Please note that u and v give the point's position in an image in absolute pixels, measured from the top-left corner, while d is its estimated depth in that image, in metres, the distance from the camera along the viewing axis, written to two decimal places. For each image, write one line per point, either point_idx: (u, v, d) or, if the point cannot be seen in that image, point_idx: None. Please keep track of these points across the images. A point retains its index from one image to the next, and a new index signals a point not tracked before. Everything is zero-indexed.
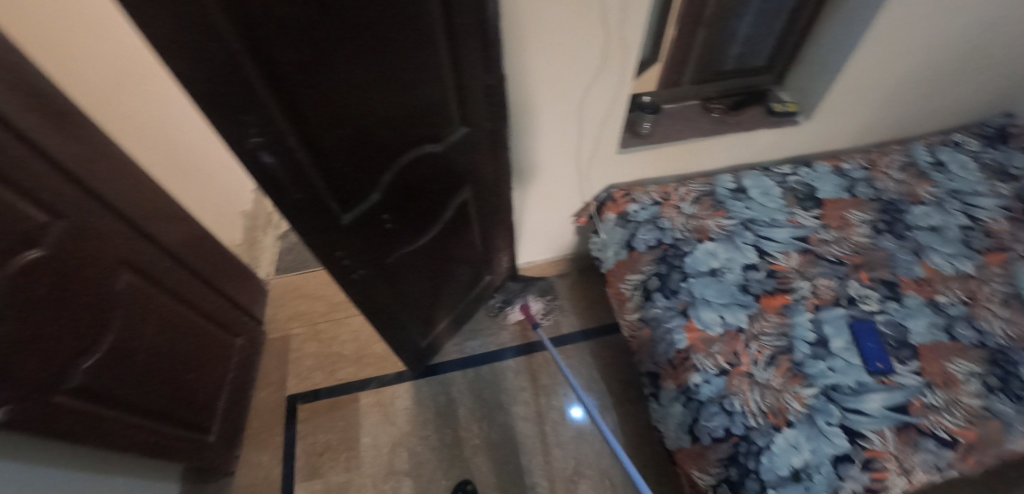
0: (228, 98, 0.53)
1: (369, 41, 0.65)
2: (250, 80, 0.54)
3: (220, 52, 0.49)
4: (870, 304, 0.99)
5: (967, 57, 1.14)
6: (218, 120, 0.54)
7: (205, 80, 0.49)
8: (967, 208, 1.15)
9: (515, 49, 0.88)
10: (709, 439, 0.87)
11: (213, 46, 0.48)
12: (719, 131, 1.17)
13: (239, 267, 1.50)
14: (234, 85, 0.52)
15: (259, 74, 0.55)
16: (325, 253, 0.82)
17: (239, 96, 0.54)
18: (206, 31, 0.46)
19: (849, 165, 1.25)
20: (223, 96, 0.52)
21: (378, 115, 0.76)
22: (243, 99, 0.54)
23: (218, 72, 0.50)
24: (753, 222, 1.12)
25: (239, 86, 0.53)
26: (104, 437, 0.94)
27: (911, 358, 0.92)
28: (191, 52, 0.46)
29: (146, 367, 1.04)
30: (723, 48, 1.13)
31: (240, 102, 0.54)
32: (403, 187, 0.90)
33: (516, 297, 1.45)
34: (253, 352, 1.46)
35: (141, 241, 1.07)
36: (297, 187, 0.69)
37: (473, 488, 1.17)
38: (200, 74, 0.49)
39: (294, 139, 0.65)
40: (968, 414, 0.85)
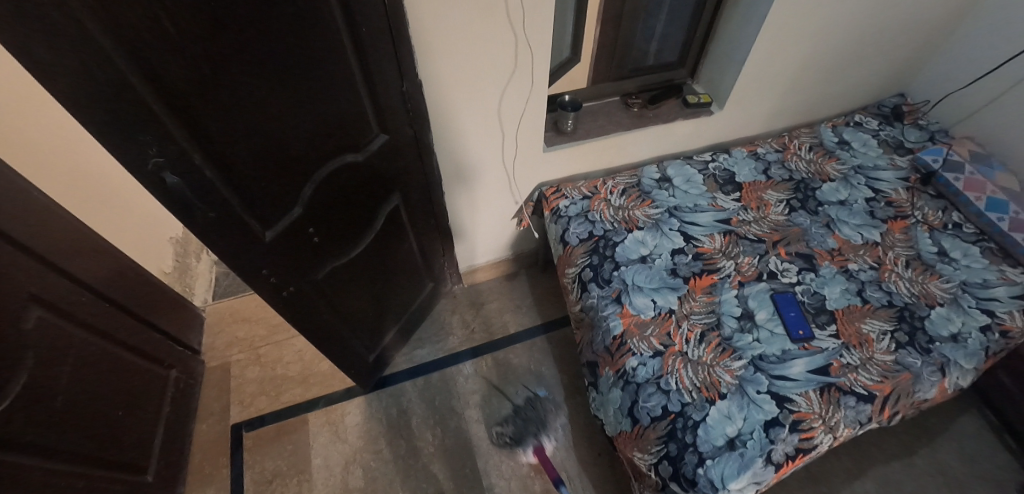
0: (116, 115, 0.51)
1: (268, 49, 0.63)
2: (140, 95, 0.52)
3: (106, 70, 0.47)
4: (789, 276, 1.06)
5: (858, 43, 1.23)
6: (112, 140, 0.52)
7: (81, 95, 0.47)
8: (870, 182, 1.25)
9: (429, 54, 0.88)
10: (648, 418, 0.89)
11: (96, 65, 0.46)
12: (640, 124, 1.21)
13: (168, 294, 1.42)
14: (128, 104, 0.51)
15: (148, 88, 0.52)
16: (249, 272, 0.79)
17: (133, 113, 0.52)
18: (81, 43, 0.44)
19: (764, 150, 1.33)
20: (117, 114, 0.51)
21: (289, 126, 0.73)
22: (139, 117, 0.53)
23: (97, 86, 0.47)
24: (678, 209, 1.17)
25: (134, 105, 0.51)
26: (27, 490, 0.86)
27: (829, 323, 0.99)
28: (63, 66, 0.44)
29: (69, 408, 0.97)
30: (639, 46, 1.18)
31: (134, 121, 0.52)
32: (327, 199, 0.88)
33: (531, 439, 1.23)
34: (191, 384, 1.38)
35: (53, 274, 1.00)
36: (208, 205, 0.66)
37: None
38: (84, 92, 0.47)
39: (201, 157, 0.62)
40: (882, 369, 0.93)
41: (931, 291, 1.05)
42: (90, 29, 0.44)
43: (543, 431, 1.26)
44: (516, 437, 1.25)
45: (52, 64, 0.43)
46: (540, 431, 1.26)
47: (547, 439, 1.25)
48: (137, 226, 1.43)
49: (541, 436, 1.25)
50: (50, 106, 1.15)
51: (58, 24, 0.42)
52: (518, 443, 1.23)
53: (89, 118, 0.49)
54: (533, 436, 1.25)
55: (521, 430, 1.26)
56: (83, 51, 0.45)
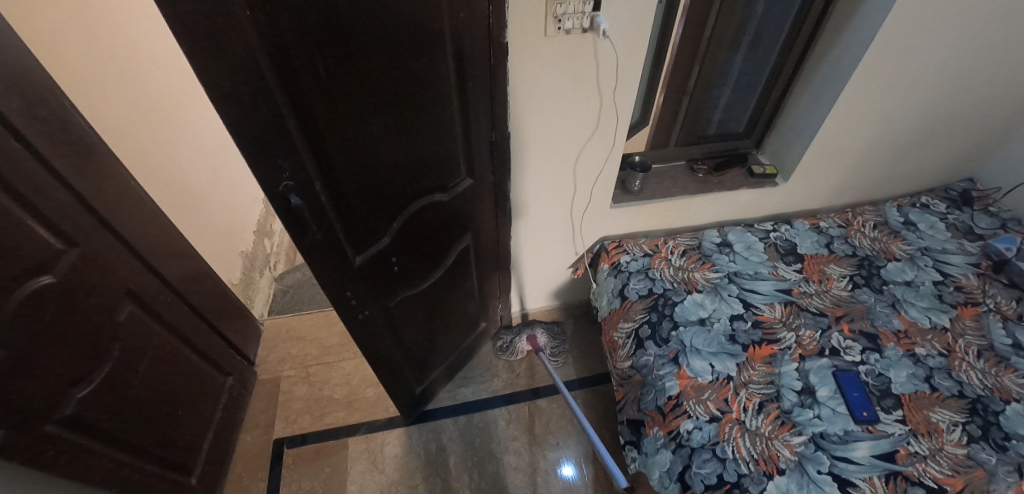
0: (267, 147, 0.59)
1: (392, 102, 0.73)
2: (290, 130, 0.61)
3: (269, 106, 0.56)
4: (853, 354, 1.04)
5: (926, 126, 1.25)
6: (259, 163, 0.60)
7: (248, 127, 0.55)
8: (938, 265, 1.23)
9: (518, 110, 0.97)
10: (701, 486, 0.87)
11: (265, 102, 0.55)
12: (705, 190, 1.26)
13: (236, 304, 1.51)
14: (277, 134, 0.59)
15: (297, 123, 0.62)
16: (336, 294, 0.86)
17: (280, 143, 0.60)
18: (256, 85, 0.53)
19: (827, 224, 1.33)
20: (269, 143, 0.59)
21: (394, 169, 0.82)
22: (283, 147, 0.61)
23: (261, 120, 0.56)
24: (738, 275, 1.18)
25: (283, 137, 0.60)
26: (84, 473, 0.90)
27: (895, 407, 0.95)
28: (241, 101, 0.53)
29: (137, 400, 1.03)
30: (707, 116, 1.25)
31: (278, 152, 0.61)
32: (410, 235, 0.95)
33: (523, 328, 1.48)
34: (243, 394, 1.44)
35: (148, 274, 1.10)
36: (319, 230, 0.74)
37: None
38: (251, 123, 0.56)
39: (321, 185, 0.71)
40: (953, 462, 0.88)
41: (1006, 385, 0.99)
42: (265, 71, 0.53)
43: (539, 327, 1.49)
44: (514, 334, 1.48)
45: (234, 99, 0.52)
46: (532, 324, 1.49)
47: (538, 329, 1.47)
48: (218, 230, 1.54)
49: (533, 327, 1.48)
50: (159, 121, 1.30)
51: (241, 64, 0.50)
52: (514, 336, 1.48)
53: (248, 143, 0.57)
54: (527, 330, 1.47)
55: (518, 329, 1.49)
56: (256, 88, 0.53)
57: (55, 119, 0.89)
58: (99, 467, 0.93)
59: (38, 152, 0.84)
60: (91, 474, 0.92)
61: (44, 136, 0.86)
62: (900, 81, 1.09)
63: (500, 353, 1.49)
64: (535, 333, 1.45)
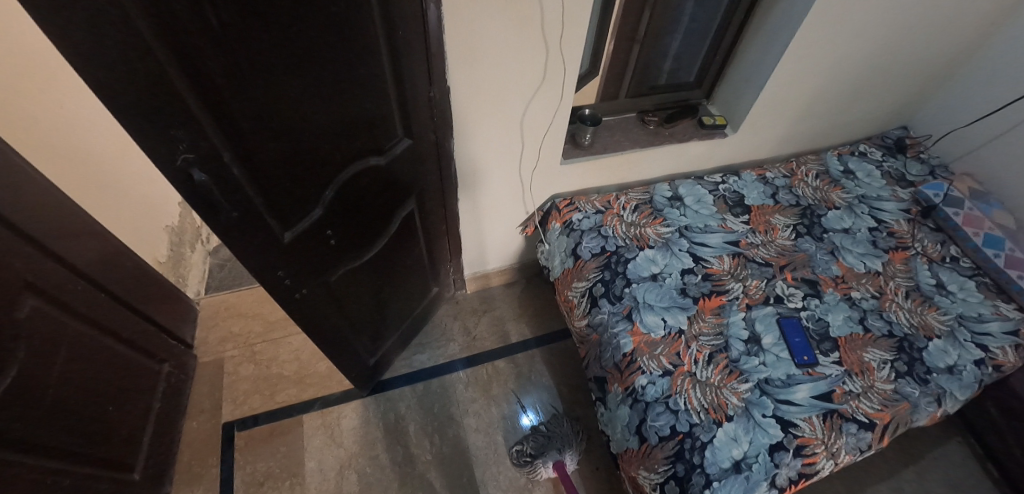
0: (156, 112, 0.50)
1: (303, 48, 0.63)
2: (181, 92, 0.51)
3: (148, 64, 0.46)
4: (795, 301, 1.07)
5: (868, 77, 1.27)
6: (143, 133, 0.50)
7: (126, 92, 0.46)
8: (873, 212, 1.28)
9: (458, 62, 0.89)
10: (656, 438, 0.89)
11: (140, 59, 0.46)
12: (655, 142, 1.23)
13: (163, 285, 1.37)
14: (164, 97, 0.50)
15: (188, 84, 0.52)
16: (265, 272, 0.78)
17: (169, 110, 0.51)
18: (129, 37, 0.43)
19: (773, 174, 1.35)
20: (154, 110, 0.50)
21: (318, 128, 0.74)
22: (173, 111, 0.52)
23: (143, 82, 0.47)
24: (688, 229, 1.18)
25: (172, 101, 0.51)
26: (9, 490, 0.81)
27: (832, 350, 1.00)
28: (115, 60, 0.44)
29: (57, 403, 0.92)
30: (657, 65, 1.20)
31: (169, 118, 0.52)
32: (346, 202, 0.88)
33: (549, 451, 1.13)
34: (183, 379, 1.35)
35: (50, 262, 0.97)
36: (232, 204, 0.65)
37: None
38: (125, 85, 0.46)
39: (230, 154, 0.62)
40: (882, 398, 0.94)
41: (929, 322, 1.07)
42: (134, 19, 0.43)
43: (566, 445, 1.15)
44: (538, 453, 1.14)
45: (96, 56, 0.42)
46: (565, 445, 1.14)
47: (571, 454, 1.13)
48: (133, 205, 1.37)
49: (566, 451, 1.13)
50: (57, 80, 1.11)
51: (100, 13, 0.40)
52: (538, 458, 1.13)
53: (125, 109, 0.47)
54: (554, 453, 1.12)
55: (541, 446, 1.14)
56: (126, 41, 0.43)
57: None
58: (26, 480, 0.84)
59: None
60: (19, 488, 0.83)
61: None
62: (847, 31, 1.09)
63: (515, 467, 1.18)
64: (566, 465, 1.12)
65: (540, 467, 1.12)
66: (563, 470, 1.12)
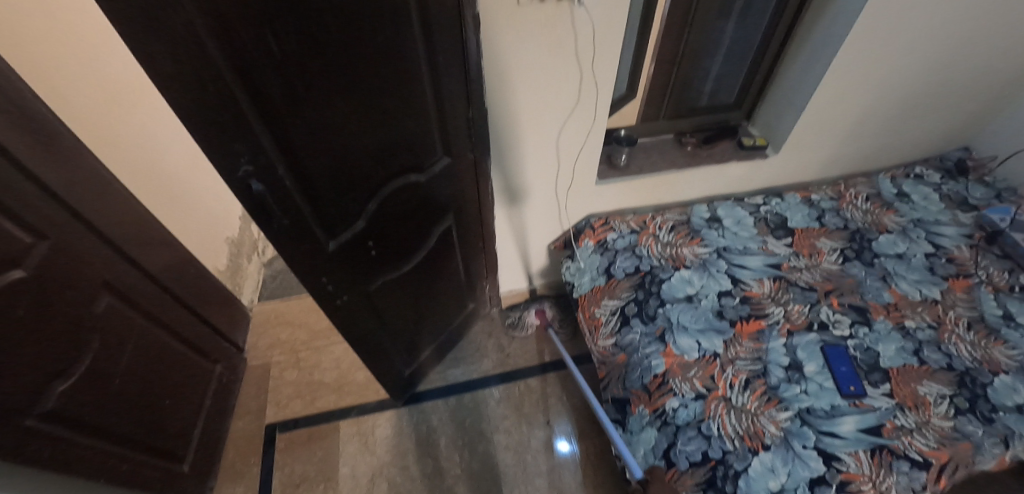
0: (224, 128, 0.56)
1: (353, 75, 0.69)
2: (244, 112, 0.57)
3: (216, 85, 0.52)
4: (841, 328, 1.03)
5: (922, 95, 1.21)
6: (211, 148, 0.56)
7: (199, 112, 0.52)
8: (930, 237, 1.21)
9: (496, 85, 0.93)
10: (686, 463, 0.87)
11: (210, 82, 0.51)
12: (693, 164, 1.22)
13: (221, 291, 1.48)
14: (229, 115, 0.56)
15: (251, 104, 0.58)
16: (311, 279, 0.84)
17: (234, 127, 0.57)
18: (202, 63, 0.49)
19: (818, 196, 1.31)
20: (220, 127, 0.55)
21: (364, 147, 0.79)
22: (237, 128, 0.57)
23: (213, 102, 0.53)
24: (727, 251, 1.16)
25: (237, 118, 0.57)
26: (72, 468, 0.90)
27: (882, 381, 0.95)
28: (192, 86, 0.50)
29: (121, 393, 1.01)
30: (697, 87, 1.20)
31: (234, 134, 0.58)
32: (387, 217, 0.93)
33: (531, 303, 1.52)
34: (233, 381, 1.43)
35: (124, 264, 1.07)
36: (285, 212, 0.71)
37: None
38: (199, 105, 0.52)
39: (284, 168, 0.68)
40: (939, 435, 0.88)
41: (995, 357, 0.99)
42: (207, 46, 0.49)
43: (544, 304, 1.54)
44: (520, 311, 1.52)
45: (176, 81, 0.48)
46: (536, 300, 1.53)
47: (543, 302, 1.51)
48: (200, 211, 1.49)
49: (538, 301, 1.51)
50: (138, 104, 1.24)
51: (181, 42, 0.46)
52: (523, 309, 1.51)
53: (200, 127, 0.53)
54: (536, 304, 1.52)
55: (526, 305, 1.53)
56: (197, 64, 0.49)
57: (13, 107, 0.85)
58: (87, 461, 0.93)
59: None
60: (81, 468, 0.91)
61: (6, 128, 0.83)
62: (896, 47, 1.05)
63: (510, 329, 1.53)
64: (542, 307, 1.49)
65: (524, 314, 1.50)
66: (541, 313, 1.48)
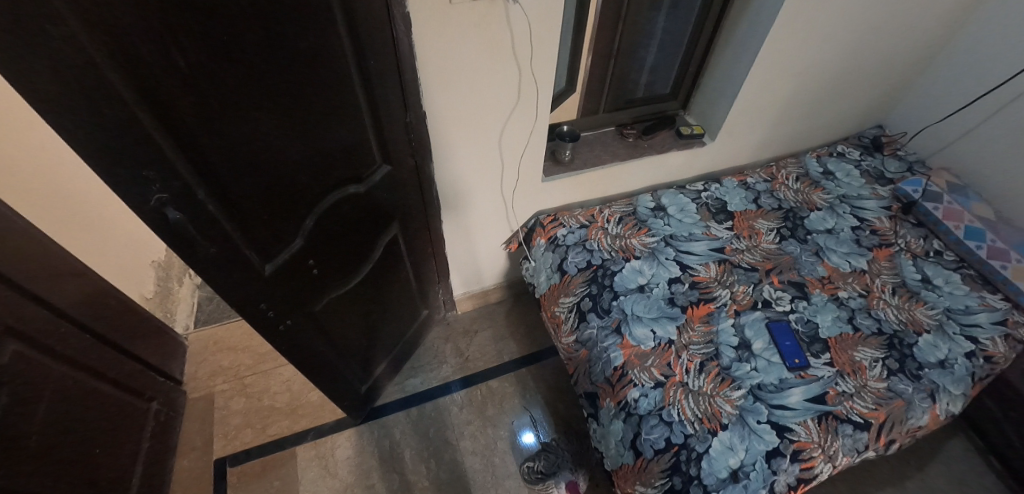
0: (128, 152, 0.50)
1: (275, 86, 0.64)
2: (151, 134, 0.52)
3: (116, 107, 0.47)
4: (783, 304, 1.08)
5: (839, 80, 1.30)
6: (114, 174, 0.50)
7: (92, 135, 0.47)
8: (855, 211, 1.29)
9: (435, 87, 0.90)
10: (651, 451, 0.89)
11: (110, 105, 0.47)
12: (635, 155, 1.24)
13: (151, 322, 1.35)
14: (133, 139, 0.50)
15: (158, 126, 0.53)
16: (247, 306, 0.78)
17: (141, 152, 0.52)
18: (93, 81, 0.44)
19: (754, 179, 1.37)
20: (123, 151, 0.50)
21: (293, 161, 0.74)
22: (142, 152, 0.52)
23: (111, 124, 0.48)
24: (674, 238, 1.19)
25: (142, 140, 0.51)
26: None
27: (823, 351, 1.00)
28: (81, 109, 0.44)
29: (42, 447, 0.91)
30: (633, 78, 1.22)
31: (138, 159, 0.52)
32: (327, 231, 0.88)
33: (563, 469, 1.18)
34: (172, 417, 1.32)
35: (32, 305, 0.95)
36: (209, 238, 0.65)
37: None
38: (92, 131, 0.46)
39: (205, 192, 0.62)
40: (876, 396, 0.94)
41: (918, 317, 1.07)
42: (100, 65, 0.44)
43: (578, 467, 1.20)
44: (550, 472, 1.18)
45: (64, 103, 0.43)
46: (575, 464, 1.19)
47: (583, 475, 1.18)
48: (118, 234, 1.35)
49: (577, 470, 1.18)
50: (34, 128, 1.10)
51: (64, 60, 0.41)
52: (552, 477, 1.17)
53: (95, 151, 0.48)
54: (567, 473, 1.17)
55: (555, 466, 1.19)
56: (88, 86, 0.44)
57: None
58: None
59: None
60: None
61: None
62: (815, 36, 1.11)
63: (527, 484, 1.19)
64: (580, 484, 1.17)
65: (552, 485, 1.16)
66: (576, 491, 1.16)
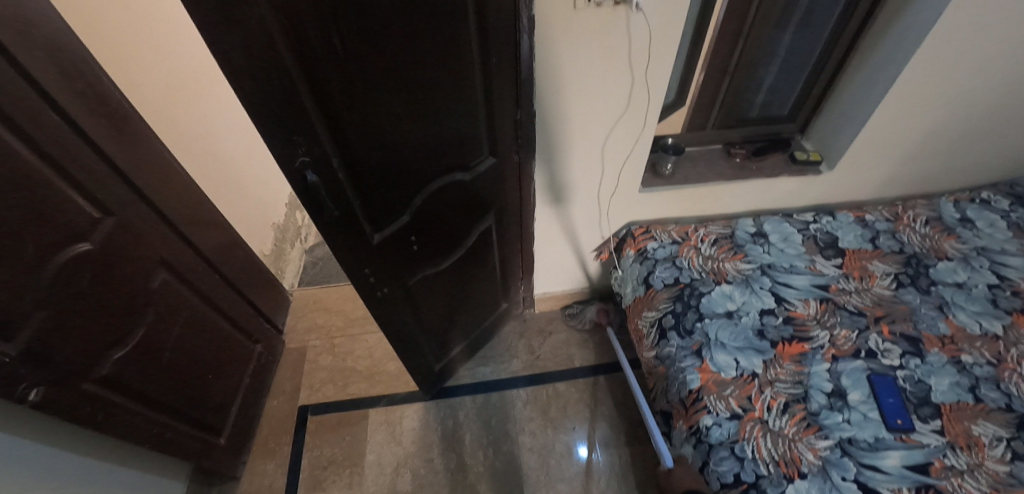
0: (285, 119, 0.58)
1: (411, 76, 0.71)
2: (303, 106, 0.59)
3: (283, 80, 0.55)
4: (891, 358, 0.98)
5: (993, 115, 1.14)
6: (274, 138, 0.58)
7: (263, 103, 0.54)
8: (995, 267, 1.13)
9: (545, 88, 0.93)
10: (718, 484, 0.86)
11: (279, 78, 0.54)
12: (741, 175, 1.18)
13: (266, 274, 1.54)
14: (290, 108, 0.58)
15: (310, 98, 0.60)
16: (353, 270, 0.86)
17: (295, 120, 0.59)
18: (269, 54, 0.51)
19: (873, 217, 1.25)
20: (283, 119, 0.58)
21: (413, 144, 0.81)
22: (295, 120, 0.59)
23: (277, 94, 0.55)
24: (772, 268, 1.13)
25: (298, 110, 0.59)
26: (123, 430, 0.96)
27: (932, 417, 0.90)
28: (258, 80, 0.52)
29: (168, 364, 1.07)
30: (749, 97, 1.17)
31: (292, 126, 0.60)
32: (430, 213, 0.94)
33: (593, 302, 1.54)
34: (271, 361, 1.49)
35: (180, 243, 1.13)
36: (336, 205, 0.73)
37: None
38: (264, 98, 0.54)
39: (337, 161, 0.70)
40: (992, 480, 0.82)
41: None
42: (277, 41, 0.51)
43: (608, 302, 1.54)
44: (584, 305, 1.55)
45: (249, 74, 0.51)
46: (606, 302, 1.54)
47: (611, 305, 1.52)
48: (251, 194, 1.57)
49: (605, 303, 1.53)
50: (195, 91, 1.31)
51: (254, 37, 0.48)
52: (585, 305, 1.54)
53: (265, 119, 0.56)
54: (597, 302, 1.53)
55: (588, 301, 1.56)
56: (267, 61, 0.51)
57: (92, 93, 0.92)
58: (134, 426, 0.98)
59: (58, 105, 0.82)
60: (125, 431, 0.96)
61: (85, 113, 0.89)
62: (969, 64, 0.99)
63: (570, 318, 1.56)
64: (606, 307, 1.50)
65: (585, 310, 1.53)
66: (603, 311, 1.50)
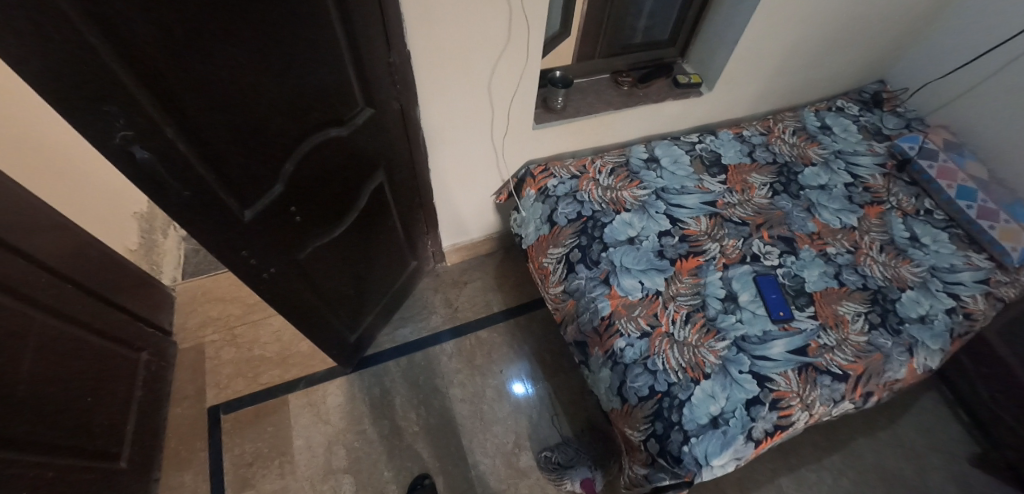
0: (87, 83, 0.46)
1: (253, 23, 0.59)
2: (109, 67, 0.47)
3: (63, 30, 0.41)
4: (771, 259, 1.08)
5: (843, 29, 1.24)
6: (73, 109, 0.46)
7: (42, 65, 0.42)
8: (850, 167, 1.28)
9: (417, 25, 0.84)
10: (635, 398, 0.91)
11: (58, 27, 0.41)
12: (629, 103, 1.21)
13: (133, 271, 1.32)
14: (90, 70, 0.45)
15: (117, 59, 0.47)
16: (227, 253, 0.76)
17: (102, 83, 0.47)
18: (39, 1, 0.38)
19: (749, 132, 1.34)
20: (79, 81, 0.45)
21: (271, 104, 0.69)
22: (101, 82, 0.47)
23: (65, 53, 0.42)
24: (665, 191, 1.18)
25: (103, 73, 0.46)
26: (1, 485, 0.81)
27: (807, 304, 1.01)
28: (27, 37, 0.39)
29: (31, 397, 0.89)
30: (631, 23, 1.16)
31: (100, 91, 0.47)
32: (308, 176, 0.84)
33: (579, 464, 1.13)
34: (164, 366, 1.33)
35: (9, 255, 0.90)
36: (184, 184, 0.62)
37: (432, 482, 1.15)
38: (44, 56, 0.41)
39: (173, 131, 0.57)
40: (855, 349, 0.96)
41: (902, 274, 1.08)
42: None
43: (598, 466, 1.14)
44: (567, 464, 1.14)
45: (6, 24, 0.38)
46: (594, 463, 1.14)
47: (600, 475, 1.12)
48: (85, 169, 1.29)
49: (595, 469, 1.12)
50: None
51: None
52: (567, 469, 1.13)
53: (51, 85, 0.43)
54: (584, 470, 1.12)
55: (573, 459, 1.14)
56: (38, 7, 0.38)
57: None
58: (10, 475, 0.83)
59: None
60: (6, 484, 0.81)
61: None
62: None
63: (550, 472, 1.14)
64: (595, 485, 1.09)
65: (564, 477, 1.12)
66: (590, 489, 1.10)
